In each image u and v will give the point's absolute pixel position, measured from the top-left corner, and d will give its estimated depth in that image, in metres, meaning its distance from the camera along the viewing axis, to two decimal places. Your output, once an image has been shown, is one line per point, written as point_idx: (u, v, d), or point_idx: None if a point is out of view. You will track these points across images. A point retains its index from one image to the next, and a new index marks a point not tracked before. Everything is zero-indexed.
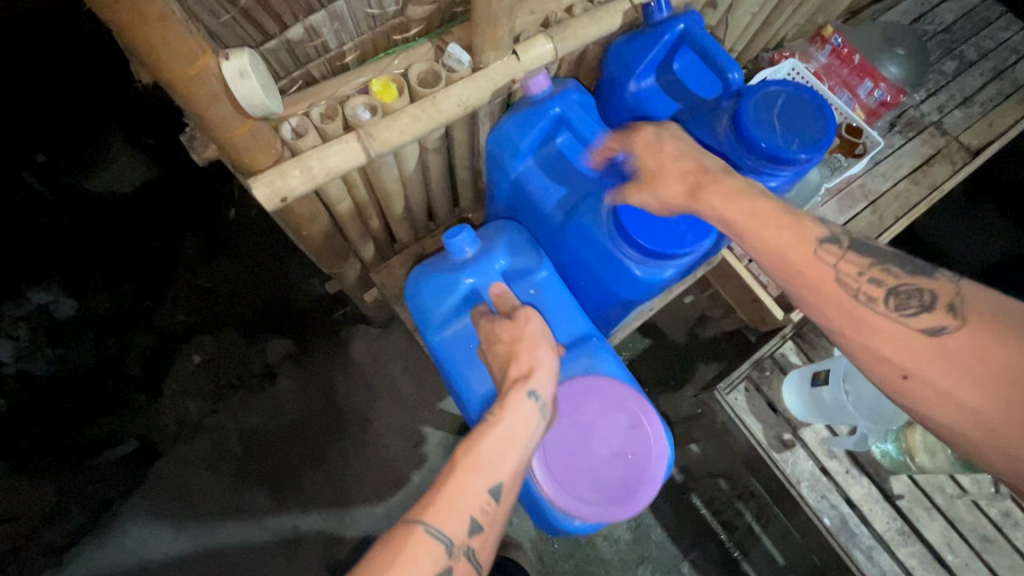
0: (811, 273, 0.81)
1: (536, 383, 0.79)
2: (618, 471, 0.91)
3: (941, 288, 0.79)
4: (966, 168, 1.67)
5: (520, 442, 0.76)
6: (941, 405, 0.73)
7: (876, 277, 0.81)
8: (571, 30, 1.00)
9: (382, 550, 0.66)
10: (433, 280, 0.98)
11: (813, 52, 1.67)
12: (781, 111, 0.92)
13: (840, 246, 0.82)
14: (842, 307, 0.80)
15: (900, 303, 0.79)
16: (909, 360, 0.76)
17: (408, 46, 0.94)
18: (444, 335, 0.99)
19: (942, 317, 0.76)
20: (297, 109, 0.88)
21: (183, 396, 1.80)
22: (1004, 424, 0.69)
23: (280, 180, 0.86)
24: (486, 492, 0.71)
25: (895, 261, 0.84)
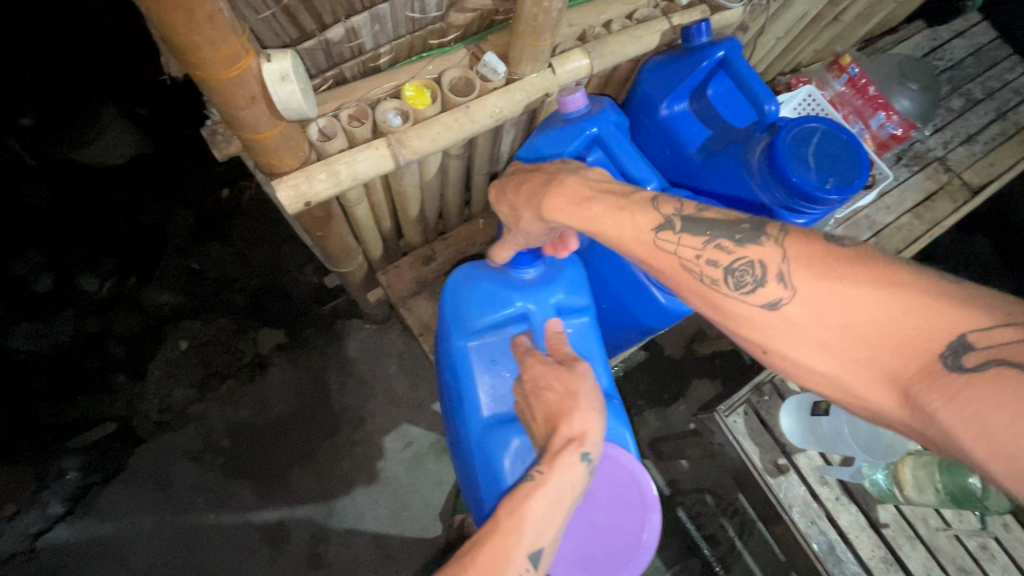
0: (659, 265, 0.69)
1: (588, 446, 0.79)
2: (606, 545, 0.93)
3: (769, 252, 0.61)
4: (967, 206, 1.68)
5: (562, 506, 0.75)
6: (812, 381, 0.58)
7: (710, 254, 0.65)
8: (608, 47, 0.98)
9: None
10: (483, 291, 0.98)
11: (829, 80, 1.61)
12: (815, 149, 0.91)
13: (673, 229, 0.68)
14: (693, 293, 0.67)
15: (735, 279, 0.63)
16: (764, 339, 0.61)
17: (446, 49, 0.92)
18: (468, 343, 0.98)
19: (777, 286, 0.59)
20: (326, 109, 0.85)
21: (170, 382, 1.72)
22: (874, 392, 0.54)
23: (305, 184, 0.83)
24: (524, 560, 0.69)
25: (725, 225, 0.67)
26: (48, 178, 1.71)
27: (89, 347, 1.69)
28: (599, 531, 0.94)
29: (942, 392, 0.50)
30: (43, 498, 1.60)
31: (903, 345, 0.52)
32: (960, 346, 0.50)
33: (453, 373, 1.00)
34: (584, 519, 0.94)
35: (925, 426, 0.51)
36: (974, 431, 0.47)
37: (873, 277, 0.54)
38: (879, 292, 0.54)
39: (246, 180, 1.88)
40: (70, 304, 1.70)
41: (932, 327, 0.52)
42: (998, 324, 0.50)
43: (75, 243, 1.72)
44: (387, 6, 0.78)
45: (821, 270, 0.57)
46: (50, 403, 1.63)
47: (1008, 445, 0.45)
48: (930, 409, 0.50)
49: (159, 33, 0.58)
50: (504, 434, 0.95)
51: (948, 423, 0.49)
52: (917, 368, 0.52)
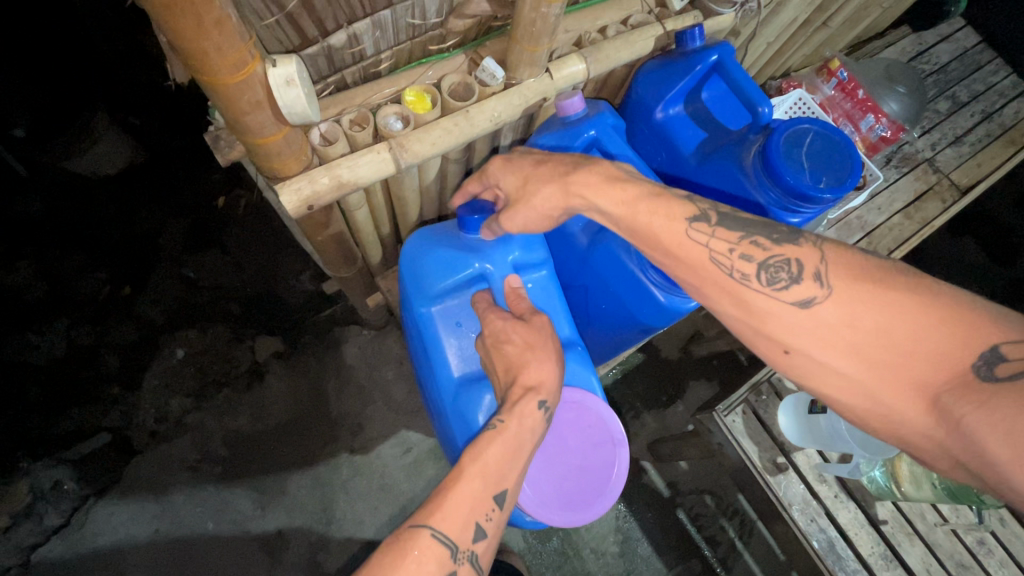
0: (682, 255, 0.69)
1: (545, 394, 0.84)
2: (580, 483, 0.97)
3: (807, 253, 0.64)
4: (956, 206, 1.71)
5: (524, 449, 0.79)
6: (835, 386, 0.60)
7: (744, 250, 0.67)
8: (604, 52, 1.00)
9: (387, 552, 0.67)
10: (438, 258, 0.98)
11: (818, 84, 1.64)
12: (809, 150, 0.93)
13: (708, 222, 0.70)
14: (717, 287, 0.68)
15: (769, 275, 0.65)
16: (791, 338, 0.63)
17: (444, 56, 0.93)
18: (432, 308, 0.98)
19: (814, 285, 0.62)
20: (328, 114, 0.86)
21: (165, 391, 1.71)
22: (902, 400, 0.57)
23: (307, 187, 0.84)
24: (491, 500, 0.73)
25: (760, 226, 0.69)
26: (41, 190, 1.74)
27: (83, 358, 1.68)
28: (576, 472, 0.97)
29: (969, 400, 0.54)
30: (39, 510, 1.58)
31: (935, 356, 0.56)
32: (993, 357, 0.55)
33: (422, 338, 1.01)
34: (557, 461, 0.97)
35: (951, 433, 0.55)
36: (1001, 434, 0.52)
37: (908, 284, 0.58)
38: (916, 303, 0.57)
39: (240, 189, 1.88)
40: (63, 313, 1.70)
41: (965, 340, 0.56)
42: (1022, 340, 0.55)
43: (66, 254, 1.73)
44: (389, 12, 0.80)
45: (859, 276, 0.61)
46: (45, 415, 1.63)
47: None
48: (958, 414, 0.54)
49: (166, 39, 0.59)
50: (472, 394, 0.96)
51: (975, 427, 0.53)
52: (944, 376, 0.56)
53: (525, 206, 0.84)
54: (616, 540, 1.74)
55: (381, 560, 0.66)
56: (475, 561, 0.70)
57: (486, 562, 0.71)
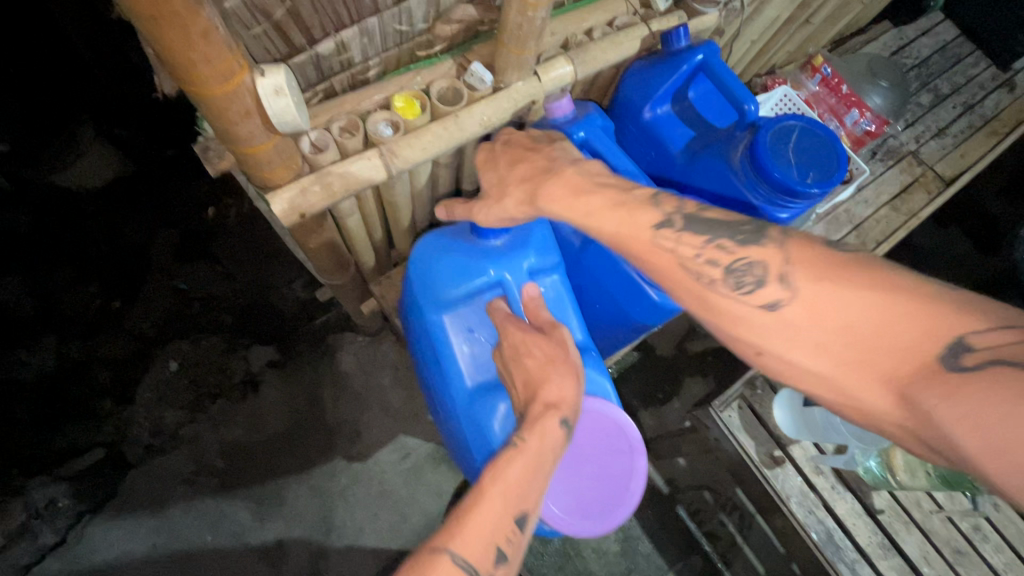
0: (654, 261, 0.73)
1: (566, 411, 0.84)
2: (598, 491, 0.98)
3: (771, 255, 0.66)
4: (941, 197, 1.74)
5: (544, 471, 0.78)
6: (808, 384, 0.61)
7: (710, 254, 0.70)
8: (590, 54, 1.00)
9: None
10: (453, 265, 0.98)
11: (803, 80, 1.66)
12: (795, 146, 0.94)
13: (674, 226, 0.73)
14: (689, 292, 0.70)
15: (736, 279, 0.67)
16: (762, 338, 0.64)
17: (432, 61, 0.93)
18: (444, 316, 0.98)
19: (778, 286, 0.63)
20: (318, 122, 0.86)
21: (159, 404, 1.70)
22: (871, 392, 0.56)
23: (299, 197, 0.85)
24: (513, 522, 0.72)
25: (728, 228, 0.71)
26: (24, 205, 1.71)
27: (75, 373, 1.67)
28: (593, 480, 0.99)
29: (938, 391, 0.52)
30: (34, 529, 1.56)
31: (901, 348, 0.55)
32: (960, 347, 0.53)
33: (433, 345, 1.01)
34: (575, 470, 0.98)
35: (924, 426, 0.53)
36: (970, 425, 0.49)
37: (870, 279, 0.58)
38: (878, 295, 0.57)
39: (230, 200, 1.87)
40: (53, 328, 1.68)
41: (932, 330, 0.54)
42: (997, 330, 0.53)
43: (52, 268, 1.71)
44: (375, 19, 0.80)
45: (821, 274, 0.61)
46: (37, 432, 1.61)
47: (1003, 439, 0.47)
48: (927, 407, 0.53)
49: (152, 50, 0.59)
50: (488, 402, 0.97)
51: (943, 419, 0.51)
52: (913, 367, 0.54)
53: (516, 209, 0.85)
54: (617, 538, 1.75)
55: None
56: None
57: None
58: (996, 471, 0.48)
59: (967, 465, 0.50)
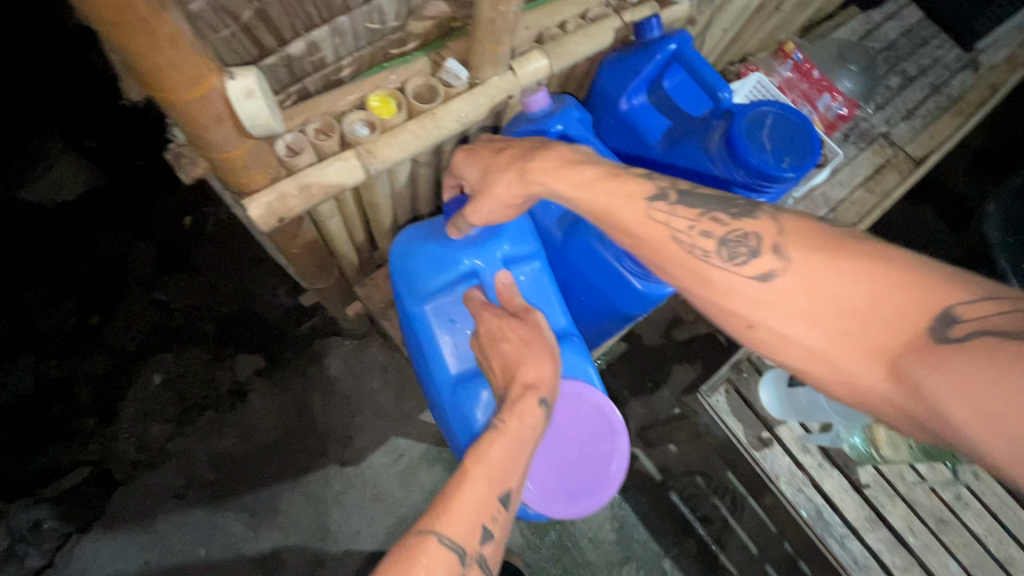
0: (646, 235, 0.72)
1: (545, 391, 0.85)
2: (581, 474, 0.99)
3: (764, 226, 0.67)
4: (912, 177, 1.78)
5: (526, 450, 0.80)
6: (796, 356, 0.62)
7: (704, 226, 0.70)
8: (565, 47, 1.01)
9: (397, 559, 0.68)
10: (430, 256, 0.99)
11: (775, 67, 1.68)
12: (769, 131, 0.96)
13: (667, 200, 0.73)
14: (681, 265, 0.70)
15: (729, 249, 0.68)
16: (753, 310, 0.65)
17: (406, 59, 0.93)
18: (425, 306, 0.98)
19: (773, 257, 0.64)
20: (293, 125, 0.85)
21: (145, 419, 1.67)
22: (862, 365, 0.58)
23: (277, 201, 0.83)
24: (497, 501, 0.75)
25: (720, 203, 0.72)
26: None
27: (55, 392, 1.63)
28: (577, 464, 1.00)
29: (927, 363, 0.54)
30: (21, 552, 1.54)
31: (893, 321, 0.57)
32: (949, 319, 0.55)
33: (416, 336, 1.01)
34: (557, 454, 0.99)
35: (912, 397, 0.55)
36: (960, 395, 0.52)
37: (864, 251, 0.60)
38: (872, 266, 0.59)
39: (208, 207, 1.83)
40: (30, 347, 1.64)
41: (922, 302, 0.57)
42: (982, 302, 0.56)
43: (25, 286, 1.67)
44: (346, 18, 0.79)
45: (814, 246, 0.63)
46: (19, 454, 1.57)
47: (993, 407, 0.50)
48: (919, 378, 0.55)
49: (118, 56, 0.58)
50: (470, 390, 0.97)
51: (933, 390, 0.54)
52: (902, 340, 0.57)
53: (492, 201, 0.85)
54: (613, 528, 1.77)
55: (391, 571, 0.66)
56: (484, 563, 0.71)
57: (494, 564, 0.72)
58: (981, 439, 0.50)
59: (955, 434, 0.52)
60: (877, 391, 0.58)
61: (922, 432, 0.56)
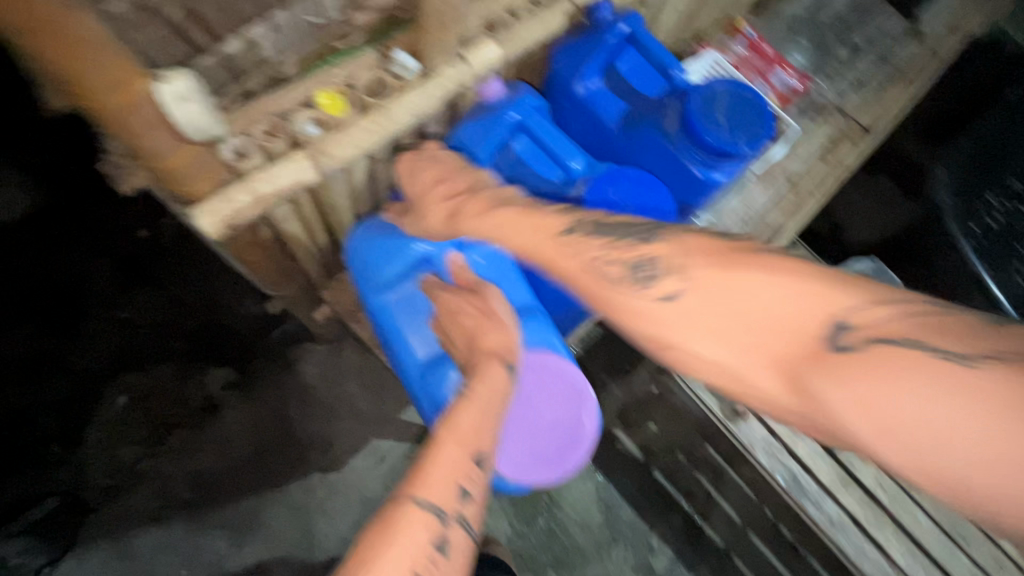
0: (559, 264, 0.79)
1: (505, 356, 0.93)
2: (556, 439, 1.03)
3: (664, 249, 0.71)
4: (865, 147, 1.80)
5: (494, 413, 0.86)
6: (709, 373, 0.66)
7: (611, 254, 0.74)
8: (517, 34, 0.99)
9: (378, 527, 0.73)
10: (382, 248, 1.05)
11: (729, 44, 1.70)
12: (725, 107, 0.97)
13: (582, 230, 0.80)
14: (595, 292, 0.74)
15: (635, 273, 0.71)
16: (663, 332, 0.67)
17: (352, 51, 0.87)
18: (386, 297, 1.05)
19: (674, 279, 0.68)
20: (237, 128, 0.80)
21: (113, 443, 1.61)
22: (767, 377, 0.62)
23: (227, 208, 0.80)
24: (472, 462, 0.80)
25: (624, 229, 0.77)
26: None
27: (13, 422, 1.56)
28: (544, 428, 1.03)
29: (824, 375, 0.58)
30: None
31: (790, 332, 0.61)
32: (840, 326, 0.59)
33: (381, 325, 1.08)
34: (529, 424, 1.02)
35: (813, 405, 0.59)
36: (856, 403, 0.55)
37: (755, 266, 0.63)
38: (763, 280, 0.62)
39: (165, 218, 1.67)
40: None
41: (815, 312, 0.60)
42: (874, 311, 0.58)
43: None
44: (282, 13, 0.77)
45: (710, 264, 0.67)
46: None
47: (882, 412, 0.54)
48: (817, 389, 0.58)
49: (41, 65, 0.56)
50: (438, 372, 1.04)
51: (830, 399, 0.57)
52: (801, 350, 0.60)
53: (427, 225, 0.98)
54: (599, 511, 1.84)
55: (377, 533, 0.71)
56: (464, 521, 0.76)
57: (474, 521, 0.77)
58: (877, 441, 0.55)
59: (856, 441, 0.56)
60: (784, 403, 0.61)
61: (828, 438, 0.60)
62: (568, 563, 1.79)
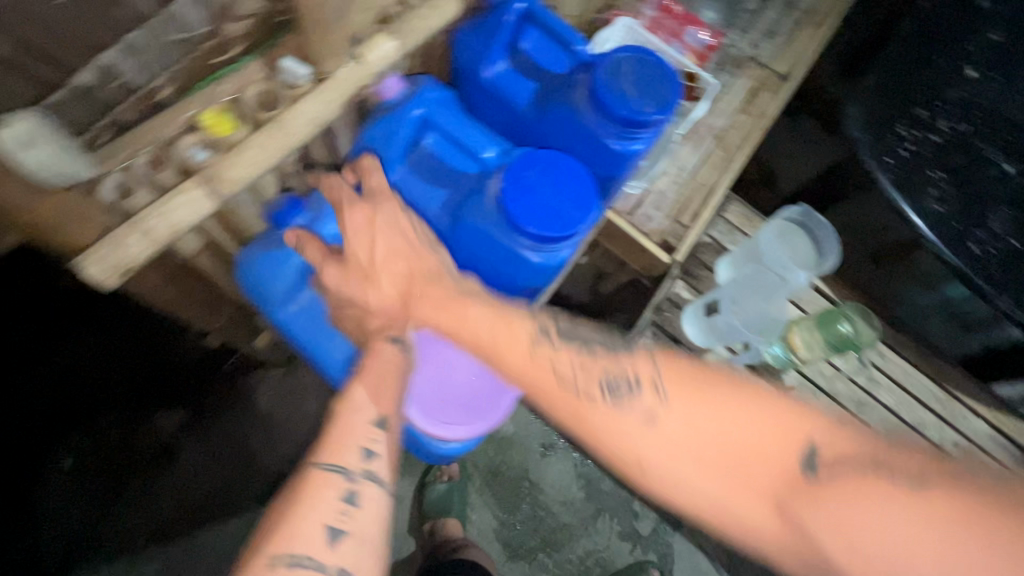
0: (537, 378, 0.82)
1: (396, 329, 0.95)
2: (479, 388, 1.15)
3: (642, 368, 0.81)
4: (788, 89, 1.66)
5: (390, 382, 0.92)
6: (695, 501, 0.72)
7: (589, 373, 0.82)
8: (410, 24, 0.93)
9: (287, 496, 0.79)
10: (267, 262, 1.03)
11: (639, 7, 1.69)
12: (630, 76, 0.95)
13: (550, 338, 0.86)
14: (569, 407, 0.81)
15: (613, 391, 0.80)
16: (647, 453, 0.75)
17: (234, 66, 0.81)
18: (289, 310, 1.08)
19: (653, 395, 0.78)
20: (114, 163, 0.74)
21: (65, 507, 1.46)
22: (747, 503, 0.70)
23: (116, 252, 0.74)
24: (370, 425, 0.86)
25: (594, 345, 0.87)
26: None
27: None
28: (457, 383, 1.14)
29: (803, 503, 0.68)
30: None
31: (766, 458, 0.71)
32: (808, 454, 0.70)
33: (290, 338, 1.10)
34: (454, 384, 1.13)
35: (792, 530, 0.68)
36: (833, 529, 0.65)
37: (730, 391, 0.75)
38: (739, 403, 0.74)
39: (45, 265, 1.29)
40: None
41: (786, 441, 0.71)
42: (832, 436, 0.71)
43: None
44: (135, 33, 0.71)
45: (686, 387, 0.77)
46: None
47: (859, 542, 0.64)
48: (797, 516, 0.68)
49: None
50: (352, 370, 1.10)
51: (810, 525, 0.67)
52: (781, 482, 0.70)
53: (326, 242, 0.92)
54: (580, 487, 1.82)
55: (289, 492, 0.79)
56: (371, 476, 0.82)
57: (384, 475, 0.84)
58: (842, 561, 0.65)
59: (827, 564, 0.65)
60: (763, 530, 0.69)
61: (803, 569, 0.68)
62: (558, 543, 1.77)
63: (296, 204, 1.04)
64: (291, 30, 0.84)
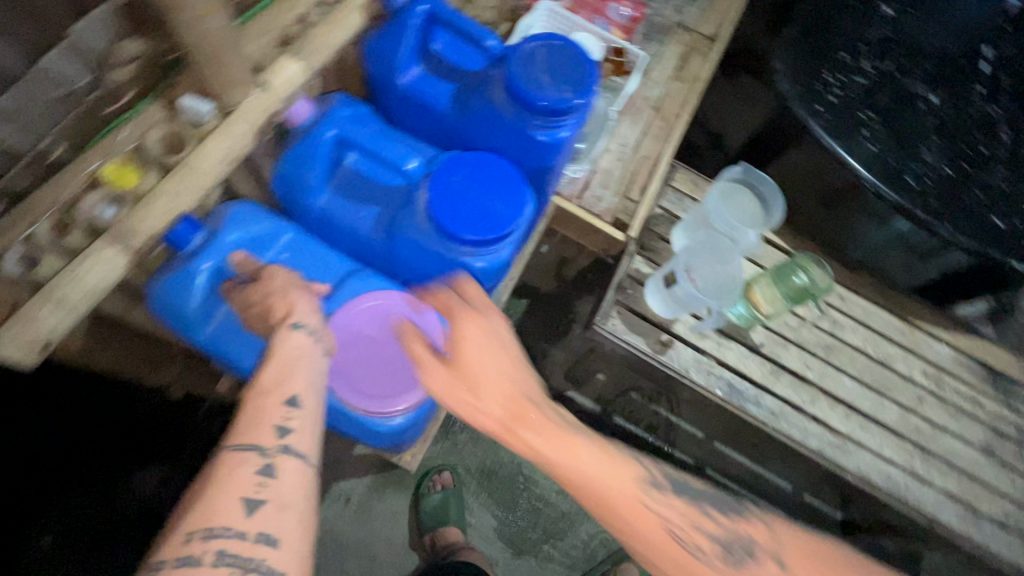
0: (642, 527, 0.74)
1: (298, 318, 0.89)
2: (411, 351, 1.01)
3: (764, 537, 0.77)
4: (716, 51, 1.73)
5: (306, 361, 0.85)
6: None
7: (695, 527, 0.76)
8: (315, 43, 0.92)
9: (202, 482, 0.72)
10: (175, 286, 0.97)
11: None
12: (543, 64, 0.94)
13: (660, 488, 0.78)
14: (676, 565, 0.72)
15: (731, 555, 0.74)
16: None
17: (132, 112, 0.80)
18: (208, 330, 1.00)
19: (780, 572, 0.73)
20: (14, 235, 0.71)
21: None
22: None
23: (28, 328, 0.70)
24: (282, 403, 0.79)
25: (710, 500, 0.81)
26: None
27: None
28: (372, 358, 1.00)
29: None
30: None
31: None
32: None
33: (223, 359, 1.04)
34: (381, 356, 1.00)
35: None
36: None
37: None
38: None
39: None
40: None
41: None
42: None
43: None
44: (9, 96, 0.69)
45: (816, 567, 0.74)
46: None
47: None
48: None
49: None
50: None
51: None
52: None
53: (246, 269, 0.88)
54: None
55: (202, 478, 0.73)
56: (288, 449, 0.75)
57: (305, 449, 0.77)
58: None
59: None
60: None
61: None
62: (559, 533, 1.74)
63: (193, 221, 0.92)
64: (185, 67, 0.81)
